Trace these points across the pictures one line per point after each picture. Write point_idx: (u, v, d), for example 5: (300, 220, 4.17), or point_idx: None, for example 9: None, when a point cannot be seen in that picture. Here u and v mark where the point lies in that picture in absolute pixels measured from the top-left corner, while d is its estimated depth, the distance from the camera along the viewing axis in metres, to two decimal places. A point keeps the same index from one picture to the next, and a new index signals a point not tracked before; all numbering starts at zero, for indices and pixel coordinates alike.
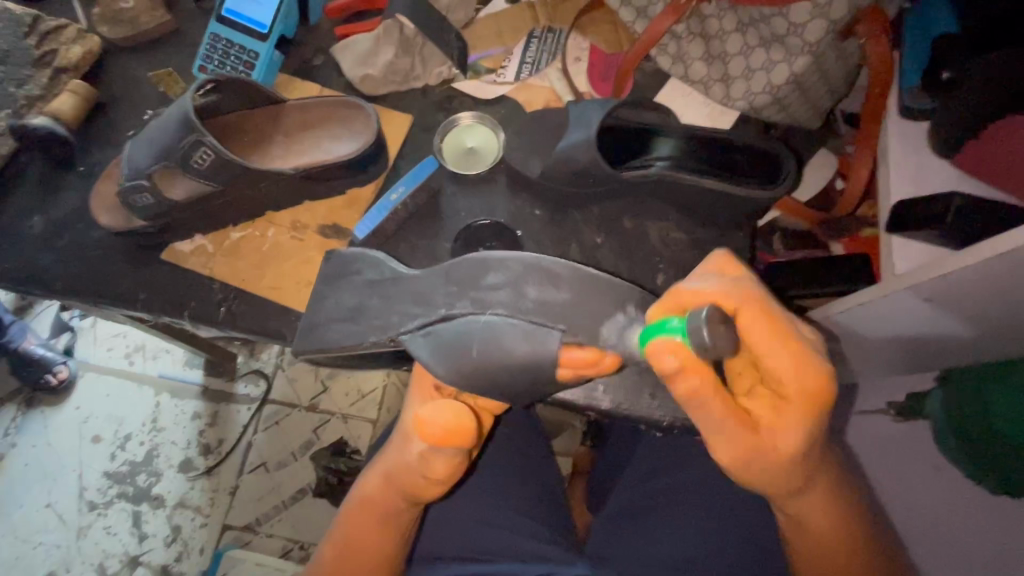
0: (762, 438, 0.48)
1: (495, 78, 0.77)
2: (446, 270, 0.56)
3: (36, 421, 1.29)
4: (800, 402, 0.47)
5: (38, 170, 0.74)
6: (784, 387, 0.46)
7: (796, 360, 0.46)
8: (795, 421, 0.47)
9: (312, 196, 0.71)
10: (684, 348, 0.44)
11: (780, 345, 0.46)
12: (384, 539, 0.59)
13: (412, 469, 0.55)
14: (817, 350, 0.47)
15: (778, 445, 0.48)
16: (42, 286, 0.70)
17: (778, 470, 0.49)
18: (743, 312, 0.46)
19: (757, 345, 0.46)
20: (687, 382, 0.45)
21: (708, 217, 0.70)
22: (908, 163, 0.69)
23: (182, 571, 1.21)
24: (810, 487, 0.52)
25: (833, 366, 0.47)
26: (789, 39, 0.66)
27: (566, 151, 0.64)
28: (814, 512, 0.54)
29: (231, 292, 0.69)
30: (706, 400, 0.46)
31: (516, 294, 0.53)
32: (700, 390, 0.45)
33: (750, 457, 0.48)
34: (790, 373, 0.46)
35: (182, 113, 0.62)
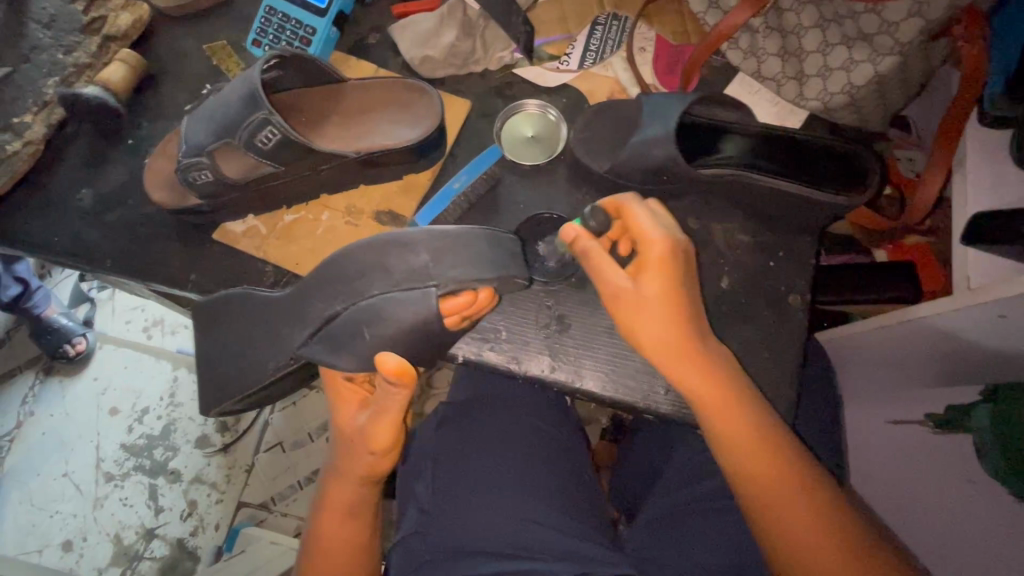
0: (645, 303, 0.55)
1: (558, 65, 0.74)
2: (316, 273, 0.58)
3: (54, 391, 1.28)
4: (655, 260, 0.55)
5: (86, 141, 0.72)
6: (642, 248, 0.56)
7: (646, 227, 0.56)
8: (654, 282, 0.54)
9: (370, 180, 0.69)
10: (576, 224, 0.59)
11: (637, 216, 0.57)
12: (356, 532, 0.59)
13: (365, 448, 0.56)
14: (655, 221, 0.56)
15: (654, 306, 0.54)
16: (90, 261, 0.69)
17: (661, 332, 0.55)
18: (621, 204, 0.58)
19: (635, 226, 0.57)
20: (581, 242, 0.57)
21: (776, 219, 0.68)
22: (986, 172, 0.66)
23: (198, 545, 1.19)
24: (700, 362, 0.55)
25: (667, 231, 0.56)
26: (878, 38, 0.64)
27: (640, 147, 0.62)
28: (736, 434, 0.54)
29: (284, 276, 0.67)
30: (592, 259, 0.57)
31: (387, 274, 0.55)
32: (590, 248, 0.57)
33: (625, 315, 0.56)
34: (649, 240, 0.55)
35: (249, 89, 0.59)
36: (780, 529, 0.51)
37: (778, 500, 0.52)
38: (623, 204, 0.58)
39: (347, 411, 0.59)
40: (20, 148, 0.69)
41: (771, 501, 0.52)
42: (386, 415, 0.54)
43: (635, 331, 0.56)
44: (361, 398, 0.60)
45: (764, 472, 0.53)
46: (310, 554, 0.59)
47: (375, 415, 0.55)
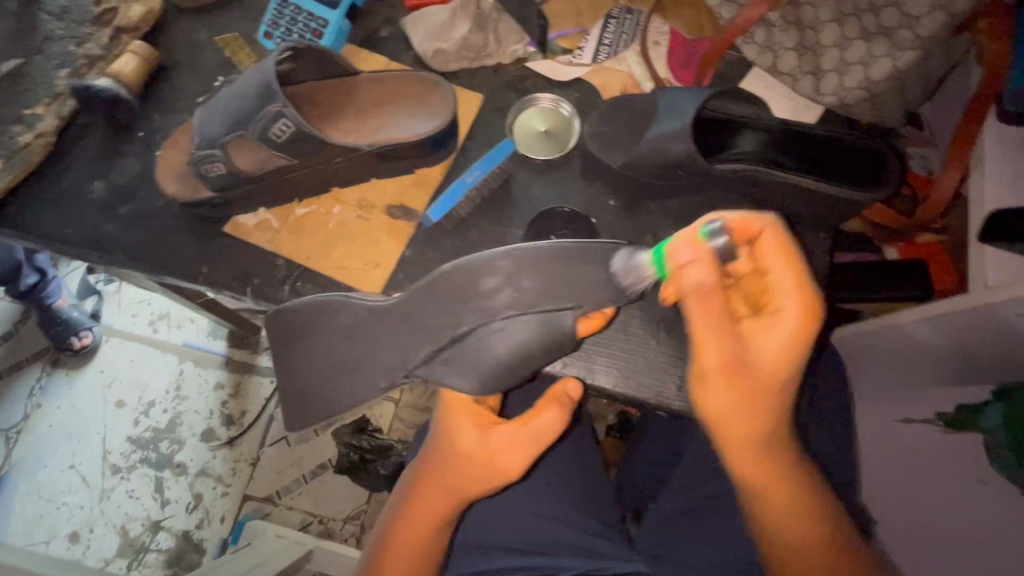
0: (749, 370, 0.48)
1: (571, 58, 0.74)
2: (434, 282, 0.52)
3: (61, 384, 1.28)
4: (797, 328, 0.48)
5: (98, 133, 0.71)
6: (778, 304, 0.48)
7: (794, 282, 0.48)
8: (775, 348, 0.48)
9: (381, 175, 0.68)
10: (699, 243, 0.47)
11: (783, 262, 0.48)
12: (429, 544, 0.56)
13: (487, 468, 0.52)
14: (806, 276, 0.48)
15: (758, 363, 0.48)
16: (102, 253, 0.68)
17: (742, 392, 0.48)
18: (767, 234, 0.48)
19: (769, 264, 0.49)
20: (695, 274, 0.47)
21: (790, 216, 0.67)
22: (1004, 171, 0.65)
23: (203, 538, 1.19)
24: (761, 422, 0.50)
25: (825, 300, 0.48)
26: (899, 32, 0.63)
27: (657, 141, 0.62)
28: (765, 480, 0.51)
29: (295, 270, 0.67)
30: (704, 303, 0.47)
31: (537, 294, 0.51)
32: (700, 291, 0.47)
33: (713, 357, 0.48)
34: (794, 299, 0.48)
35: (263, 81, 0.59)
36: (790, 561, 0.52)
37: (798, 543, 0.52)
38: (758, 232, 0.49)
39: (464, 427, 0.53)
40: (33, 140, 0.69)
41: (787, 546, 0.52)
42: (532, 441, 0.52)
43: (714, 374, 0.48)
44: (476, 412, 0.54)
45: (786, 522, 0.52)
46: (380, 550, 0.57)
47: (514, 438, 0.52)
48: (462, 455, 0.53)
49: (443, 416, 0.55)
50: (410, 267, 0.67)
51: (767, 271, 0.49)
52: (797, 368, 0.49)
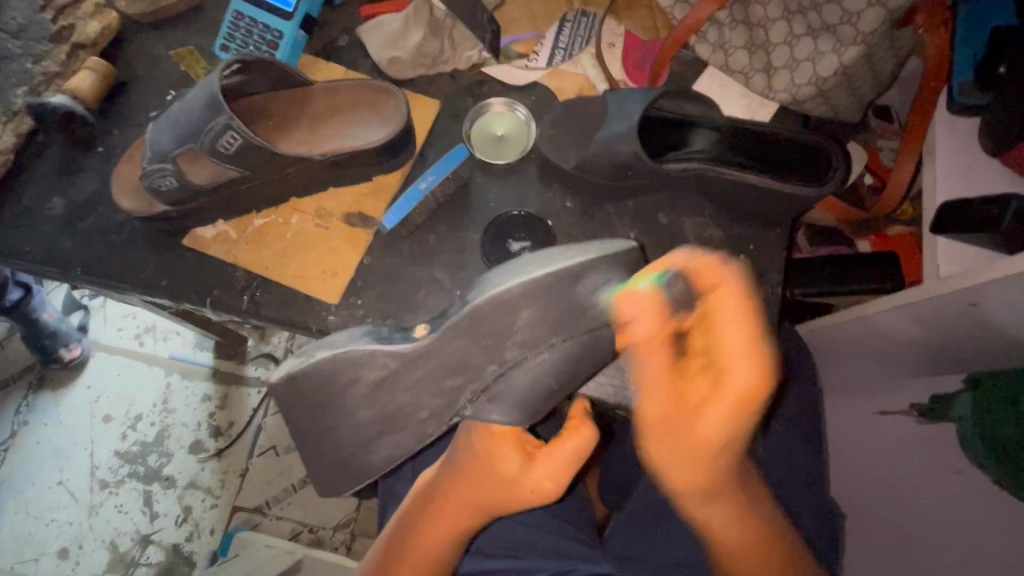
0: (684, 424, 0.53)
1: (527, 63, 0.74)
2: (466, 326, 0.53)
3: (49, 400, 1.23)
4: (734, 398, 0.50)
5: (57, 149, 0.72)
6: (723, 372, 0.51)
7: (741, 347, 0.50)
8: (720, 412, 0.51)
9: (339, 182, 0.69)
10: (645, 298, 0.52)
11: (737, 320, 0.50)
12: (446, 551, 0.58)
13: (525, 490, 0.54)
14: (767, 347, 0.50)
15: (697, 429, 0.52)
16: (63, 270, 0.69)
17: (675, 448, 0.53)
18: (720, 292, 0.51)
19: (718, 322, 0.51)
20: (640, 325, 0.53)
21: (743, 213, 0.69)
22: (955, 163, 0.65)
23: (194, 551, 1.16)
24: (698, 472, 0.53)
25: (774, 371, 0.50)
26: (842, 28, 0.64)
27: (606, 142, 0.63)
28: (710, 516, 0.55)
29: (255, 280, 0.67)
30: (648, 353, 0.54)
31: (576, 318, 0.54)
32: (648, 337, 0.53)
33: (656, 418, 0.54)
34: (739, 364, 0.50)
35: (209, 95, 0.59)
36: None
37: (736, 562, 0.55)
38: (714, 286, 0.52)
39: (507, 453, 0.55)
40: None
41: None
42: (568, 467, 0.54)
43: (653, 420, 0.54)
44: (517, 438, 0.56)
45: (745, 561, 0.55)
46: (394, 551, 0.58)
47: (553, 463, 0.54)
48: (502, 477, 0.54)
49: (479, 440, 0.56)
50: (369, 274, 0.68)
51: (714, 341, 0.51)
52: (739, 429, 0.52)
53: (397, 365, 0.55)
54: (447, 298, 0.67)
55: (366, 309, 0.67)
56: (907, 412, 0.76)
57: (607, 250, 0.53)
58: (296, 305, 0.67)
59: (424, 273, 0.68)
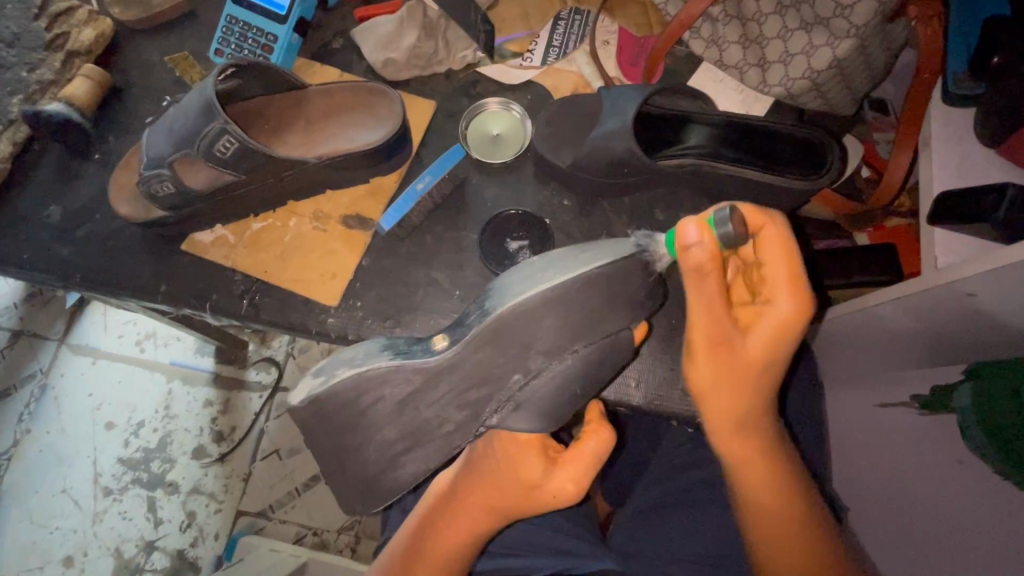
0: (737, 353, 0.50)
1: (521, 62, 0.74)
2: (479, 335, 0.53)
3: (50, 408, 1.23)
4: (790, 329, 0.49)
5: (53, 157, 0.72)
6: (777, 300, 0.49)
7: (790, 277, 0.49)
8: (771, 345, 0.50)
9: (335, 186, 0.69)
10: (710, 232, 0.47)
11: (784, 254, 0.49)
12: (460, 554, 0.58)
13: (546, 493, 0.54)
14: (811, 287, 0.50)
15: (749, 361, 0.51)
16: (62, 278, 0.69)
17: (731, 389, 0.51)
18: (768, 231, 0.49)
19: (767, 256, 0.50)
20: (697, 256, 0.47)
21: (740, 207, 0.69)
22: (951, 154, 0.65)
23: (198, 556, 1.17)
24: (738, 408, 0.52)
25: (819, 303, 0.50)
26: (835, 21, 0.64)
27: (601, 140, 0.63)
28: (743, 455, 0.54)
29: (254, 285, 0.67)
30: (703, 285, 0.48)
31: (596, 323, 0.53)
32: (703, 272, 0.47)
33: (712, 363, 0.51)
34: (788, 292, 0.49)
35: (204, 100, 0.59)
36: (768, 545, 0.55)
37: (763, 505, 0.54)
38: (763, 219, 0.49)
39: (528, 458, 0.54)
40: None
41: (777, 519, 0.54)
42: (586, 469, 0.54)
43: (704, 359, 0.51)
44: (541, 443, 0.55)
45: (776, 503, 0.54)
46: (415, 550, 0.58)
47: (575, 466, 0.54)
48: (521, 483, 0.54)
49: (505, 445, 0.55)
50: (367, 276, 0.68)
51: (766, 273, 0.50)
52: (782, 357, 0.51)
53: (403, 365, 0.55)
54: (446, 298, 0.67)
55: (365, 311, 0.67)
56: (908, 404, 0.76)
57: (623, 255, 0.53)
58: (296, 308, 0.67)
59: (422, 273, 0.68)
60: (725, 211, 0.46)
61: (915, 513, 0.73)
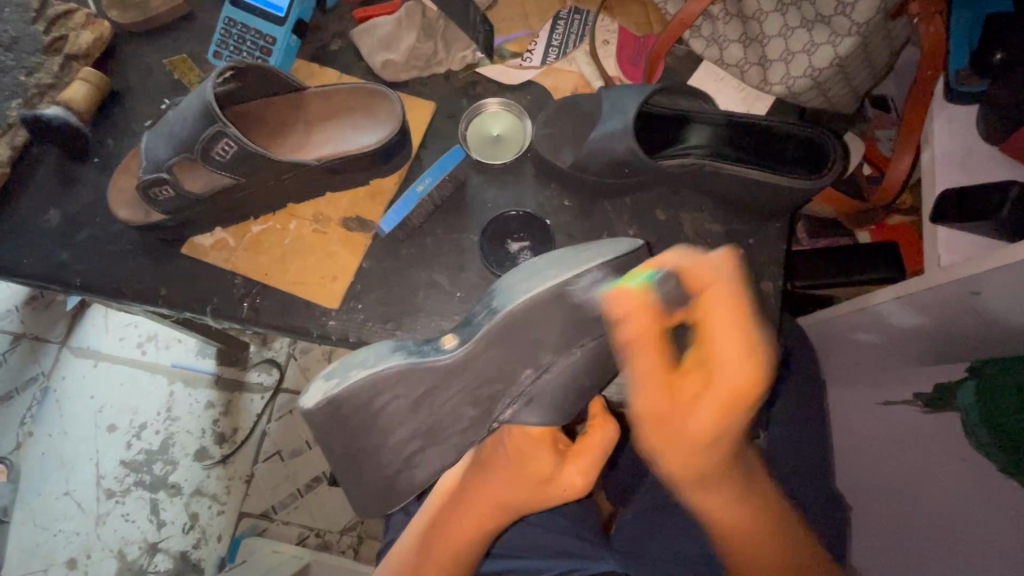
0: (678, 419, 0.54)
1: (520, 62, 0.74)
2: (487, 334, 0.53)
3: (52, 410, 1.23)
4: (733, 396, 0.51)
5: (52, 160, 0.72)
6: (717, 373, 0.51)
7: (736, 349, 0.50)
8: (711, 412, 0.52)
9: (335, 187, 0.69)
10: (640, 298, 0.51)
11: (725, 313, 0.51)
12: (470, 554, 0.57)
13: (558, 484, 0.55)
14: (765, 356, 0.51)
15: (694, 427, 0.53)
16: (62, 282, 0.69)
17: (686, 452, 0.55)
18: (710, 288, 0.51)
19: (708, 319, 0.51)
20: (624, 307, 0.52)
21: (742, 206, 0.68)
22: (954, 151, 0.65)
23: (201, 557, 1.17)
24: (692, 468, 0.55)
25: (773, 368, 0.50)
26: (836, 19, 0.64)
27: (602, 140, 0.63)
28: (710, 505, 0.57)
29: (254, 287, 0.67)
30: (638, 345, 0.53)
31: (601, 317, 0.54)
32: (635, 336, 0.52)
33: (662, 439, 0.55)
34: (733, 366, 0.50)
35: (202, 103, 0.59)
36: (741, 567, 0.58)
37: (729, 540, 0.58)
38: (703, 282, 0.52)
39: (539, 451, 0.56)
40: None
41: (734, 549, 0.58)
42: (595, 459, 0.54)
43: (648, 414, 0.55)
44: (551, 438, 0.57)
45: (747, 534, 0.57)
46: (417, 553, 0.57)
47: (583, 459, 0.55)
48: (534, 476, 0.56)
49: (517, 440, 0.57)
50: (368, 278, 0.67)
51: (710, 340, 0.51)
52: (733, 426, 0.52)
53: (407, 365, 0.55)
54: (447, 300, 0.67)
55: (366, 313, 0.67)
56: (911, 402, 0.76)
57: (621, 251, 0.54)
58: (297, 310, 0.67)
59: (423, 275, 0.67)
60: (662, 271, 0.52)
61: (920, 512, 0.72)
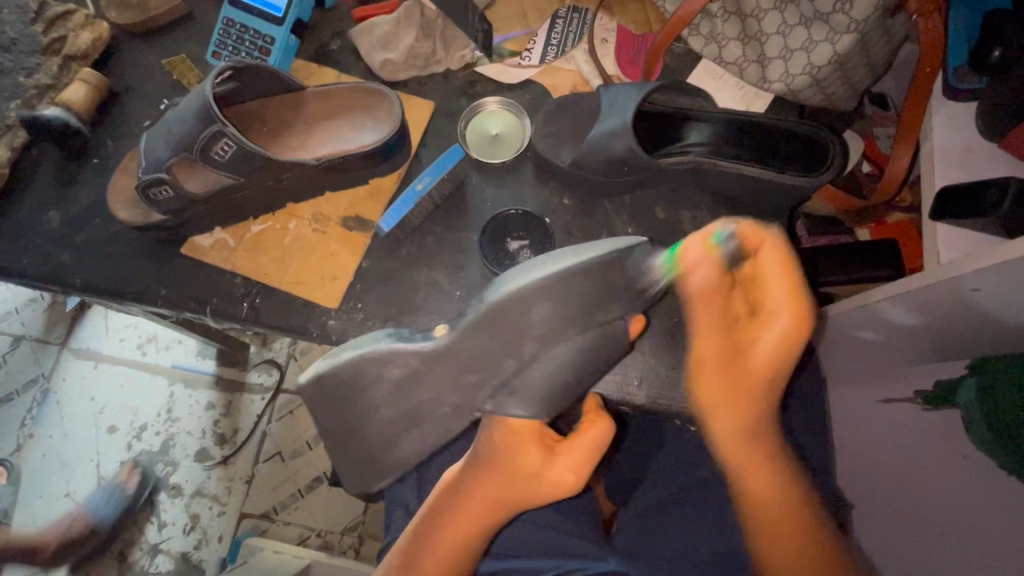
0: (739, 365, 0.54)
1: (519, 61, 0.74)
2: (476, 324, 0.52)
3: (53, 412, 1.23)
4: (790, 332, 0.51)
5: (51, 162, 0.72)
6: (765, 302, 0.52)
7: (784, 295, 0.51)
8: (767, 353, 0.52)
9: (335, 187, 0.69)
10: (712, 253, 0.51)
11: (789, 279, 0.51)
12: (469, 555, 0.57)
13: (548, 481, 0.54)
14: (808, 305, 0.51)
15: (756, 352, 0.53)
16: (62, 284, 0.69)
17: (728, 390, 0.54)
18: (766, 247, 0.51)
19: (766, 276, 0.51)
20: (698, 277, 0.51)
21: (742, 204, 0.68)
22: (953, 147, 0.65)
23: (202, 559, 1.17)
24: (743, 416, 0.54)
25: (814, 321, 0.52)
26: (834, 16, 0.64)
27: (601, 138, 0.63)
28: (744, 464, 0.56)
29: (253, 287, 0.67)
30: (697, 305, 0.52)
31: (593, 312, 0.52)
32: (700, 291, 0.51)
33: (704, 378, 0.55)
34: (787, 316, 0.51)
35: (201, 103, 0.59)
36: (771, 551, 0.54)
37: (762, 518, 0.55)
38: (764, 238, 0.51)
39: (530, 447, 0.54)
40: None
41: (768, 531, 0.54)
42: (586, 455, 0.54)
43: (698, 368, 0.55)
44: (539, 433, 0.55)
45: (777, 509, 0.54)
46: (416, 554, 0.56)
47: (573, 454, 0.54)
48: (523, 471, 0.54)
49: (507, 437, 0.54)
50: (367, 278, 0.67)
51: (768, 287, 0.51)
52: (791, 358, 0.53)
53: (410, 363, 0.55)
54: (447, 299, 0.67)
55: (366, 312, 0.67)
56: (912, 399, 0.76)
57: (616, 245, 0.51)
58: (297, 311, 0.67)
59: (423, 275, 0.67)
60: (728, 229, 0.50)
61: (920, 510, 0.72)
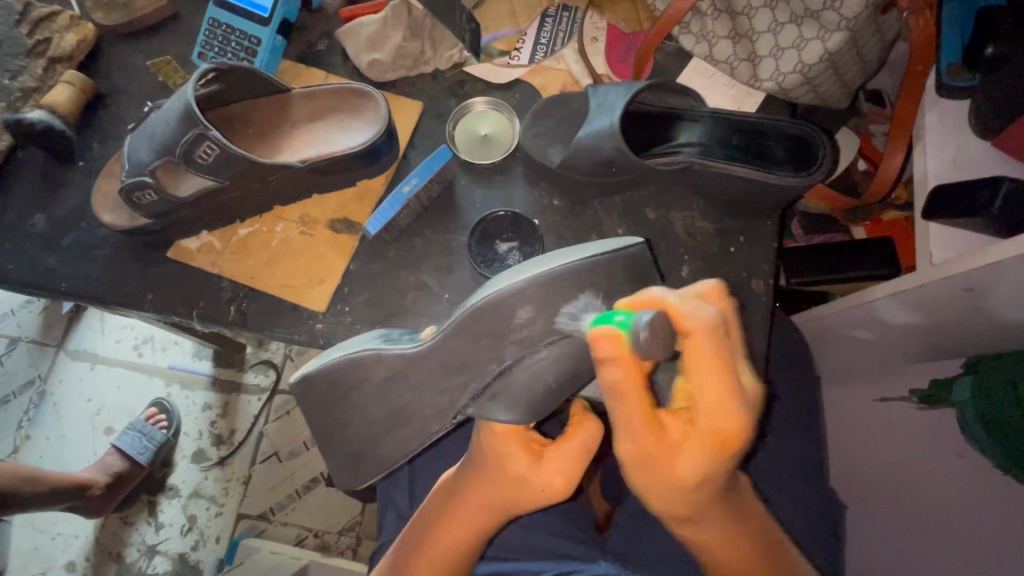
0: (664, 464, 0.44)
1: (508, 60, 0.73)
2: (463, 325, 0.52)
3: (48, 414, 1.22)
4: (721, 440, 0.43)
5: (37, 165, 0.71)
6: (710, 415, 0.42)
7: (725, 396, 0.42)
8: (697, 456, 0.43)
9: (323, 189, 0.68)
10: (623, 342, 0.40)
11: (716, 371, 0.42)
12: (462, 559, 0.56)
13: (535, 486, 0.51)
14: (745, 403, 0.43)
15: (681, 467, 0.44)
16: (49, 288, 0.68)
17: (665, 493, 0.46)
18: (696, 338, 0.41)
19: (697, 374, 0.42)
20: (612, 370, 0.41)
21: (732, 204, 0.68)
22: (946, 145, 0.64)
23: (199, 560, 1.16)
24: (677, 503, 0.47)
25: (754, 419, 0.43)
26: (825, 14, 0.63)
27: (590, 138, 0.62)
28: (710, 533, 0.51)
29: (241, 290, 0.67)
30: (625, 398, 0.42)
31: (580, 316, 0.50)
32: (618, 383, 0.42)
33: (639, 475, 0.45)
34: (720, 411, 0.42)
35: (184, 105, 0.58)
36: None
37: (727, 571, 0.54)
38: (687, 320, 0.41)
39: (512, 452, 0.51)
40: None
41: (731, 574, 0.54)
42: (574, 460, 0.51)
43: (630, 458, 0.44)
44: (523, 436, 0.52)
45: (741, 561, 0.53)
46: (409, 559, 0.56)
47: (560, 459, 0.51)
48: (509, 476, 0.52)
49: (492, 443, 0.52)
50: (356, 281, 0.67)
51: (700, 385, 0.42)
52: (730, 459, 0.44)
53: (398, 366, 0.55)
54: (436, 302, 0.66)
55: (354, 315, 0.66)
56: (907, 399, 0.75)
57: (597, 251, 0.50)
58: (286, 314, 0.66)
59: (412, 277, 0.67)
60: (643, 316, 0.39)
61: (915, 511, 0.71)
